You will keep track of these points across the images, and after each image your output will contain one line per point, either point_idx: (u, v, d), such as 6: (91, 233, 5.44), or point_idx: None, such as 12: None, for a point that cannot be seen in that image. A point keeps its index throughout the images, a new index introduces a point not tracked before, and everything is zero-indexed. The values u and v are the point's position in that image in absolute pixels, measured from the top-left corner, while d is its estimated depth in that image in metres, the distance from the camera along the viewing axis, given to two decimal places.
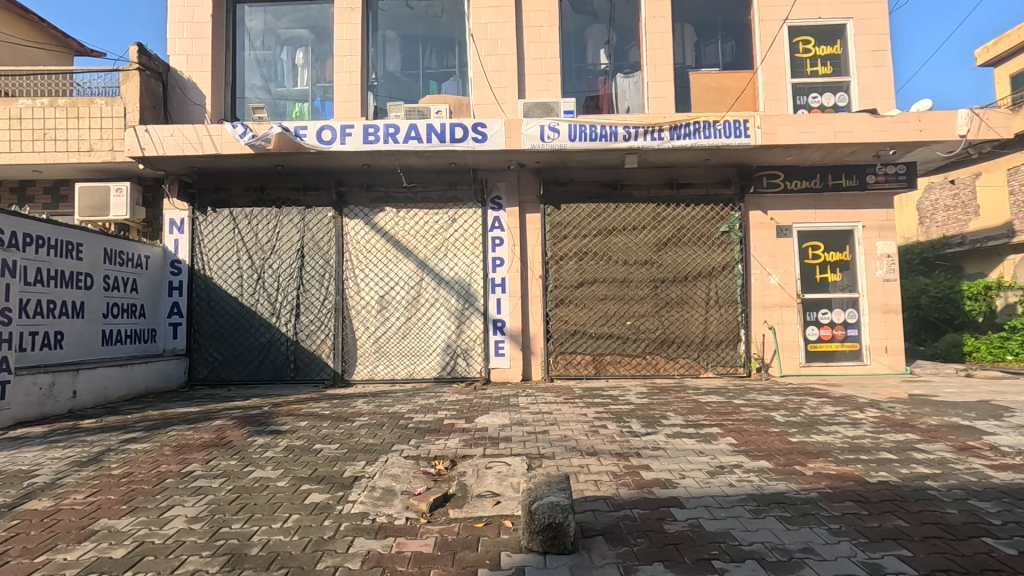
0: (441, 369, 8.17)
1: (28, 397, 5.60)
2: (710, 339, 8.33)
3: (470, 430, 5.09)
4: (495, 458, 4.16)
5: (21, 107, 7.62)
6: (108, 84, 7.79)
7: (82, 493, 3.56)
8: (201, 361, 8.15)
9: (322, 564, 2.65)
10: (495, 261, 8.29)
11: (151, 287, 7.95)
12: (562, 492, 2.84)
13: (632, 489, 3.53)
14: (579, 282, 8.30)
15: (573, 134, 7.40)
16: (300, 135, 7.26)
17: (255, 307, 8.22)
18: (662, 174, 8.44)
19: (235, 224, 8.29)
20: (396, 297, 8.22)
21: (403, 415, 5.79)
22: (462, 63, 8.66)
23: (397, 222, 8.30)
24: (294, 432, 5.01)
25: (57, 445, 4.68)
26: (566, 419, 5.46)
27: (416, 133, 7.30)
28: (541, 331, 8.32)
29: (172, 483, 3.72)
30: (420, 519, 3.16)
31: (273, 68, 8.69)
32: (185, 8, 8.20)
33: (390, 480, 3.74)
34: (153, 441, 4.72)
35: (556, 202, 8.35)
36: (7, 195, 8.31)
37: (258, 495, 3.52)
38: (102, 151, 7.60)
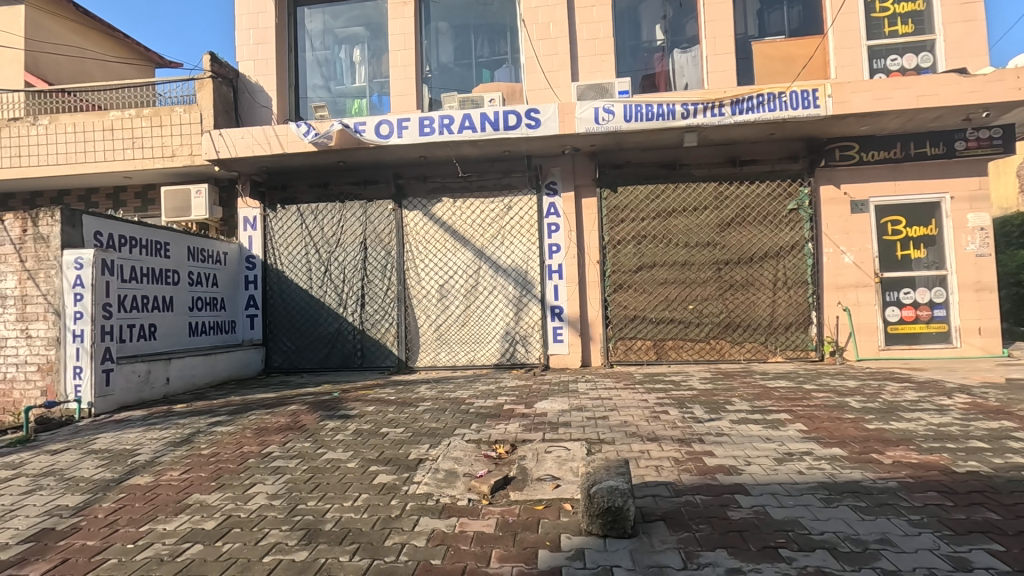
0: (500, 356, 8.28)
1: (128, 384, 6.17)
2: (778, 322, 7.98)
3: (529, 415, 5.16)
4: (555, 443, 4.19)
5: (112, 119, 8.29)
6: (186, 93, 8.31)
7: (177, 471, 3.90)
8: (277, 351, 8.68)
9: (390, 541, 2.79)
10: (552, 248, 8.27)
11: (230, 281, 8.47)
12: (621, 476, 2.84)
13: (695, 475, 3.47)
14: (637, 266, 8.16)
15: (629, 115, 7.23)
16: (359, 131, 7.51)
17: (324, 298, 8.61)
18: (723, 151, 8.11)
19: (303, 219, 8.70)
20: (456, 286, 8.38)
21: (465, 400, 5.94)
22: (514, 50, 8.62)
23: (454, 212, 8.44)
24: (362, 417, 5.26)
25: (155, 427, 5.14)
26: (626, 405, 5.42)
27: (470, 122, 7.35)
28: (599, 317, 8.26)
29: (254, 463, 4.01)
30: (482, 501, 3.25)
31: (333, 66, 8.98)
32: (251, 15, 8.64)
33: (453, 462, 3.86)
34: (236, 425, 5.09)
35: (612, 184, 8.21)
36: (104, 201, 9.11)
37: (331, 475, 3.73)
38: (183, 156, 8.16)
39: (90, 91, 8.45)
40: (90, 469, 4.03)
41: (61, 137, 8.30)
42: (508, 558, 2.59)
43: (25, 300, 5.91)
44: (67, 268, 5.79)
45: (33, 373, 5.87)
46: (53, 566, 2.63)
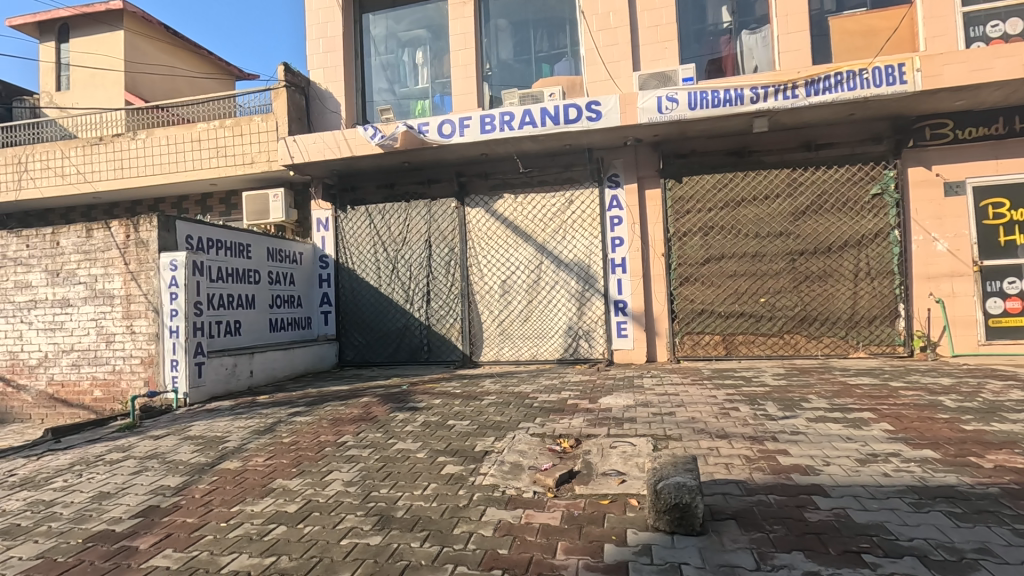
0: (563, 350, 8.27)
1: (218, 375, 6.66)
2: (860, 315, 7.50)
3: (594, 410, 5.13)
4: (620, 438, 4.15)
5: (199, 130, 8.94)
6: (263, 103, 8.81)
7: (262, 457, 4.19)
8: (349, 345, 9.09)
9: (458, 530, 2.87)
10: (614, 241, 8.17)
11: (305, 279, 8.94)
12: (688, 473, 2.78)
13: (768, 474, 3.34)
14: (705, 258, 7.90)
15: (694, 102, 7.00)
16: (423, 131, 7.70)
17: (392, 295, 8.92)
18: (797, 135, 7.67)
19: (371, 219, 9.05)
20: (518, 281, 8.44)
21: (528, 394, 6.00)
22: (574, 43, 8.55)
23: (516, 208, 8.50)
24: (430, 409, 5.43)
25: (242, 416, 5.53)
26: (694, 400, 5.29)
27: (531, 118, 7.38)
28: (665, 311, 8.06)
29: (330, 451, 4.23)
30: (547, 494, 3.28)
31: (396, 69, 9.24)
32: (320, 25, 9.08)
33: (518, 455, 3.93)
34: (314, 415, 5.39)
35: (677, 174, 7.99)
36: (193, 207, 9.86)
37: (401, 465, 3.88)
38: (261, 162, 8.68)
39: (180, 106, 9.16)
40: (187, 453, 4.40)
41: (156, 150, 9.04)
42: (574, 550, 2.61)
43: (130, 299, 6.52)
44: (164, 270, 6.34)
45: (138, 365, 6.47)
46: (160, 540, 2.90)
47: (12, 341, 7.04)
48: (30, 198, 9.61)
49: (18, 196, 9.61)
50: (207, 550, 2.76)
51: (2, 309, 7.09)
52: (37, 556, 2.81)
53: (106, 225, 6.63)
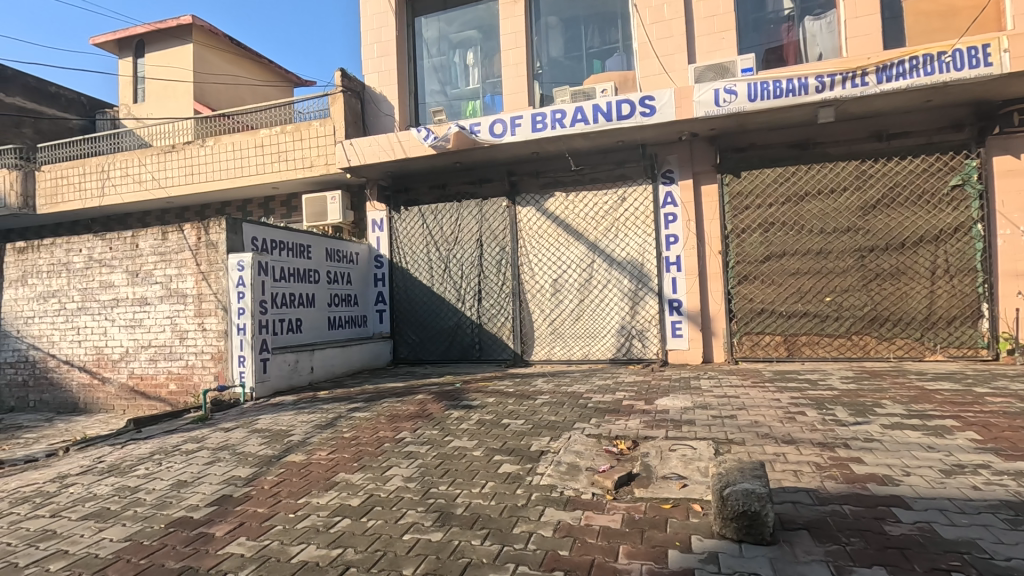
0: (616, 350, 8.15)
1: (281, 371, 6.93)
2: (938, 315, 7.03)
3: (650, 411, 5.02)
4: (680, 441, 4.05)
5: (261, 136, 9.32)
6: (321, 108, 9.11)
7: (325, 451, 4.33)
8: (403, 343, 9.28)
9: (518, 529, 2.87)
10: (669, 239, 7.98)
11: (361, 278, 9.19)
12: (757, 479, 2.68)
13: (841, 483, 3.17)
14: (765, 255, 7.59)
15: (754, 94, 6.73)
16: (474, 131, 7.76)
17: (444, 294, 9.05)
18: (866, 125, 7.27)
19: (424, 220, 9.20)
20: (570, 280, 8.38)
21: (582, 394, 5.94)
22: (626, 37, 8.40)
23: (567, 207, 8.44)
24: (484, 407, 5.46)
25: (304, 411, 5.74)
26: (756, 403, 5.10)
27: (583, 115, 7.31)
28: (722, 310, 7.81)
29: (389, 447, 4.33)
30: (606, 496, 3.23)
31: (448, 71, 9.34)
32: (375, 31, 9.32)
33: (575, 456, 3.89)
34: (372, 411, 5.53)
35: (735, 169, 7.72)
36: (256, 210, 10.30)
37: (458, 462, 3.92)
38: (319, 165, 8.97)
39: (245, 114, 9.60)
40: (256, 446, 4.60)
41: (223, 156, 9.51)
42: (637, 555, 2.56)
43: (201, 298, 6.90)
44: (232, 270, 6.66)
45: (208, 361, 6.83)
46: (234, 528, 3.05)
47: (97, 337, 7.58)
48: (112, 203, 10.32)
49: (101, 202, 10.33)
50: (278, 540, 2.87)
51: (89, 307, 7.64)
52: (126, 538, 3.00)
53: (180, 227, 7.03)
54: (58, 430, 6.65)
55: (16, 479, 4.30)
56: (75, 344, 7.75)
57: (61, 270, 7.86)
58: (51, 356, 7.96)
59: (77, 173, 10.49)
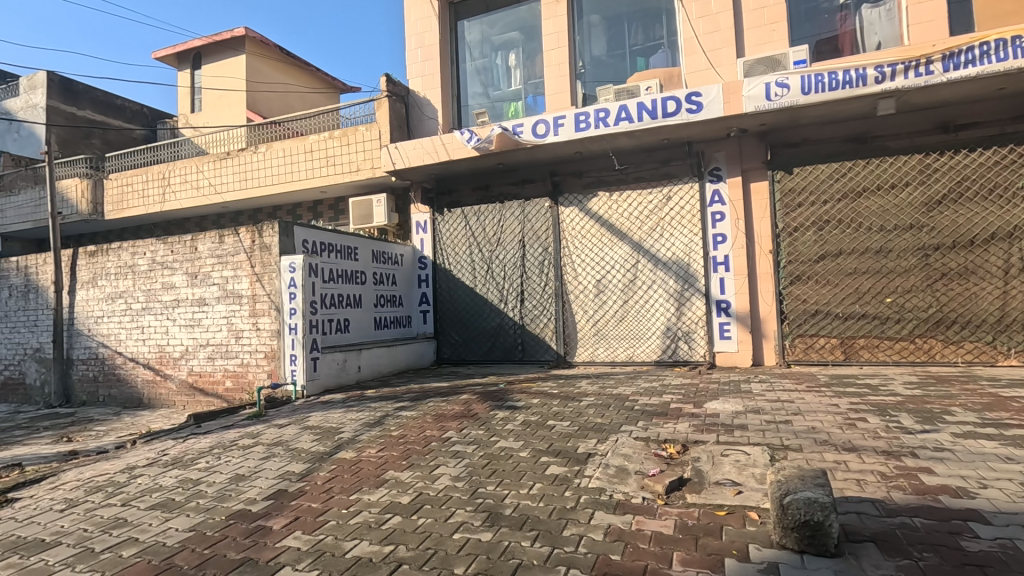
0: (661, 352, 8.00)
1: (331, 369, 7.11)
2: (1011, 317, 6.59)
3: (700, 415, 4.89)
4: (732, 446, 3.93)
5: (310, 141, 9.61)
6: (366, 113, 9.31)
7: (374, 448, 4.41)
8: (447, 344, 9.37)
9: (568, 531, 2.84)
10: (716, 238, 7.78)
11: (406, 279, 9.33)
12: (819, 488, 2.56)
13: (910, 494, 3.00)
14: (820, 254, 7.29)
15: (807, 86, 6.48)
16: (517, 132, 7.77)
17: (487, 295, 9.09)
18: (929, 116, 6.89)
19: (467, 221, 9.26)
20: (613, 280, 8.28)
21: (629, 397, 5.85)
22: (671, 33, 8.24)
23: (611, 207, 8.35)
24: (529, 408, 5.45)
25: (353, 409, 5.88)
26: (812, 409, 4.89)
27: (627, 113, 7.21)
28: (773, 312, 7.54)
29: (436, 446, 4.37)
30: (657, 500, 3.16)
31: (490, 73, 9.39)
32: (419, 36, 9.47)
33: (623, 459, 3.83)
34: (418, 410, 5.60)
35: (787, 165, 7.45)
36: (306, 213, 10.63)
37: (505, 463, 3.92)
38: (365, 169, 9.17)
39: (294, 120, 9.92)
40: (308, 442, 4.74)
41: (274, 161, 9.85)
42: (691, 562, 2.49)
43: (255, 298, 7.17)
44: (285, 272, 6.89)
45: (262, 359, 7.09)
46: (290, 522, 3.14)
47: (160, 335, 7.97)
48: (172, 209, 10.86)
49: (163, 207, 10.89)
50: (332, 535, 2.94)
51: (152, 307, 8.05)
52: (190, 528, 3.14)
53: (235, 231, 7.31)
54: (125, 424, 7.03)
55: (90, 469, 4.56)
56: (139, 342, 8.18)
57: (127, 272, 8.31)
58: (118, 354, 8.43)
59: (140, 181, 11.08)
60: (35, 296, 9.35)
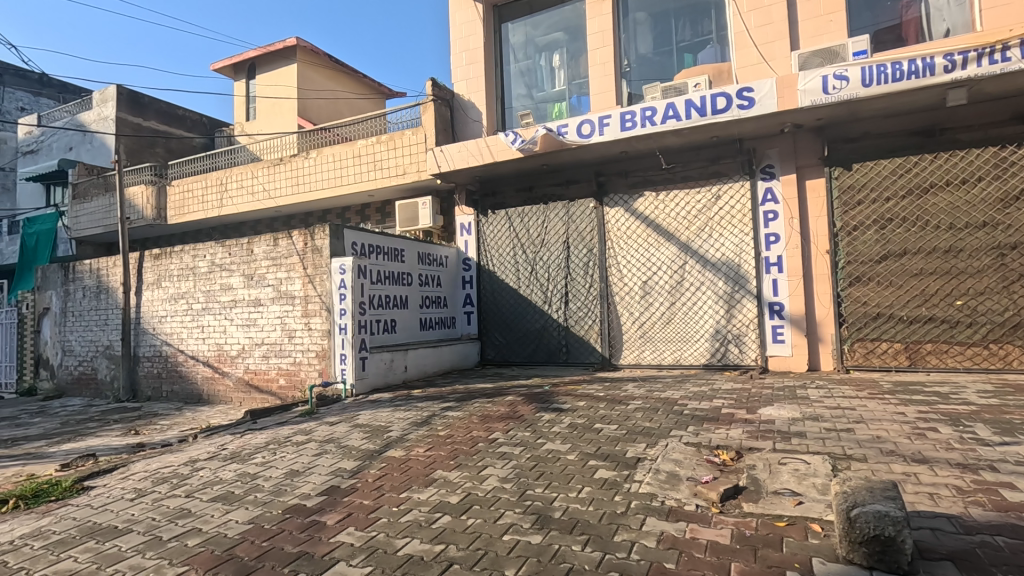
0: (710, 356, 7.79)
1: (378, 368, 7.25)
2: None
3: (753, 421, 4.72)
4: (790, 454, 3.77)
5: (358, 146, 9.85)
6: (412, 118, 9.47)
7: (422, 448, 4.46)
8: (491, 345, 9.40)
9: (619, 537, 2.79)
10: (769, 238, 7.51)
11: (450, 280, 9.42)
12: (890, 501, 2.42)
13: (991, 511, 2.79)
14: (881, 255, 6.92)
15: (869, 78, 6.18)
16: (562, 133, 7.72)
17: (531, 296, 9.07)
18: (1005, 106, 6.46)
19: (511, 222, 9.27)
20: (660, 282, 8.12)
21: (677, 401, 5.70)
22: (720, 27, 8.03)
23: (657, 207, 8.19)
24: (575, 411, 5.40)
25: (401, 408, 5.97)
26: (876, 417, 4.63)
27: (675, 111, 7.07)
28: (830, 315, 7.22)
29: (483, 447, 4.38)
30: (712, 508, 3.06)
31: (534, 74, 9.38)
32: (464, 39, 9.56)
33: (674, 464, 3.73)
34: (465, 410, 5.64)
35: (845, 161, 7.14)
36: (354, 216, 10.91)
37: (553, 465, 3.89)
38: (411, 172, 9.32)
39: (343, 126, 10.19)
40: (358, 440, 4.84)
41: (324, 166, 10.14)
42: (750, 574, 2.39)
43: (308, 299, 7.40)
44: (335, 273, 7.07)
45: (314, 358, 7.30)
46: (343, 517, 3.21)
47: (218, 334, 8.33)
48: (229, 213, 11.34)
49: (220, 212, 11.39)
50: (384, 532, 2.98)
51: (211, 307, 8.42)
52: (249, 521, 3.25)
53: (289, 234, 7.57)
54: (187, 418, 7.38)
55: (156, 461, 4.80)
56: (199, 340, 8.57)
57: (188, 274, 8.73)
58: (179, 352, 8.85)
59: (200, 187, 11.63)
60: (105, 297, 9.95)
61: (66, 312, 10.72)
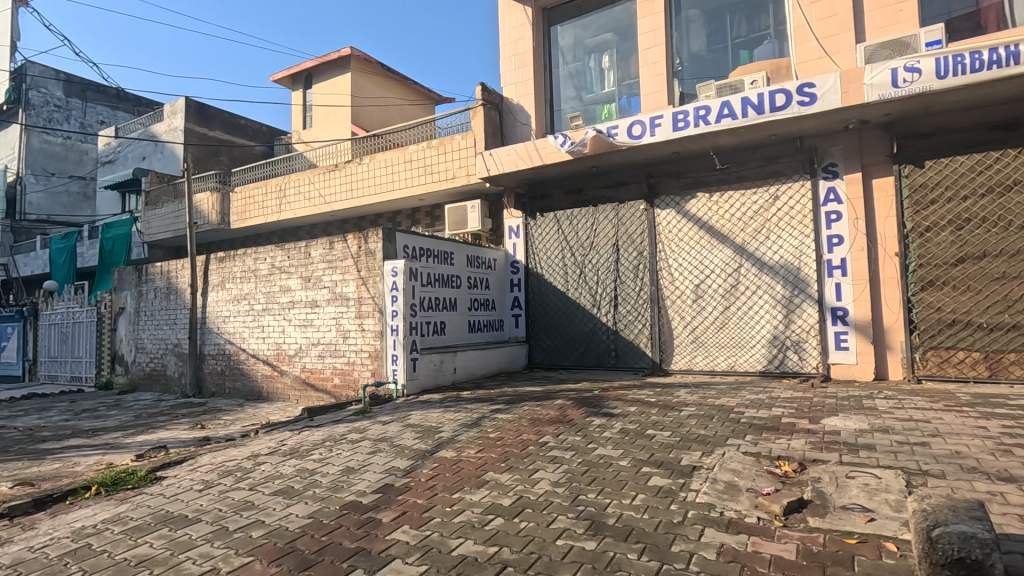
0: (767, 362, 7.49)
1: (428, 369, 7.36)
2: None
3: (817, 432, 4.50)
4: (858, 468, 3.57)
5: (408, 151, 10.05)
6: (462, 122, 9.57)
7: (473, 449, 4.50)
8: (539, 348, 9.37)
9: (677, 547, 2.71)
10: (831, 240, 7.17)
11: (499, 283, 9.45)
12: (978, 522, 2.25)
13: None
14: (958, 257, 6.49)
15: (943, 69, 5.82)
16: (612, 134, 7.62)
17: (579, 300, 9.00)
18: None
19: (559, 225, 9.22)
20: (713, 286, 7.89)
21: (733, 409, 5.50)
22: (778, 22, 7.75)
23: (710, 208, 7.97)
24: (626, 416, 5.31)
25: (451, 409, 6.04)
26: (954, 431, 4.32)
27: (730, 110, 6.86)
28: (900, 321, 6.80)
29: (534, 450, 4.37)
30: (775, 522, 2.93)
31: (584, 76, 9.31)
32: (513, 44, 9.62)
33: (732, 474, 3.60)
34: (514, 413, 5.64)
35: (916, 158, 6.73)
36: (405, 220, 11.14)
37: (605, 470, 3.83)
38: (461, 176, 9.43)
39: (395, 132, 10.43)
40: (410, 439, 4.93)
41: (376, 172, 10.41)
42: None
43: (361, 300, 7.60)
44: (387, 276, 7.24)
45: (367, 358, 7.49)
46: (398, 516, 3.26)
47: (277, 334, 8.67)
48: (287, 218, 11.81)
49: (279, 216, 11.88)
50: (438, 532, 3.01)
51: (271, 308, 8.77)
52: (309, 515, 3.35)
53: (344, 237, 7.81)
54: (248, 414, 7.70)
55: (222, 454, 5.04)
56: (260, 340, 8.95)
57: (250, 276, 9.14)
58: (241, 350, 9.27)
59: (261, 193, 12.16)
60: (174, 297, 10.54)
61: (138, 312, 11.41)
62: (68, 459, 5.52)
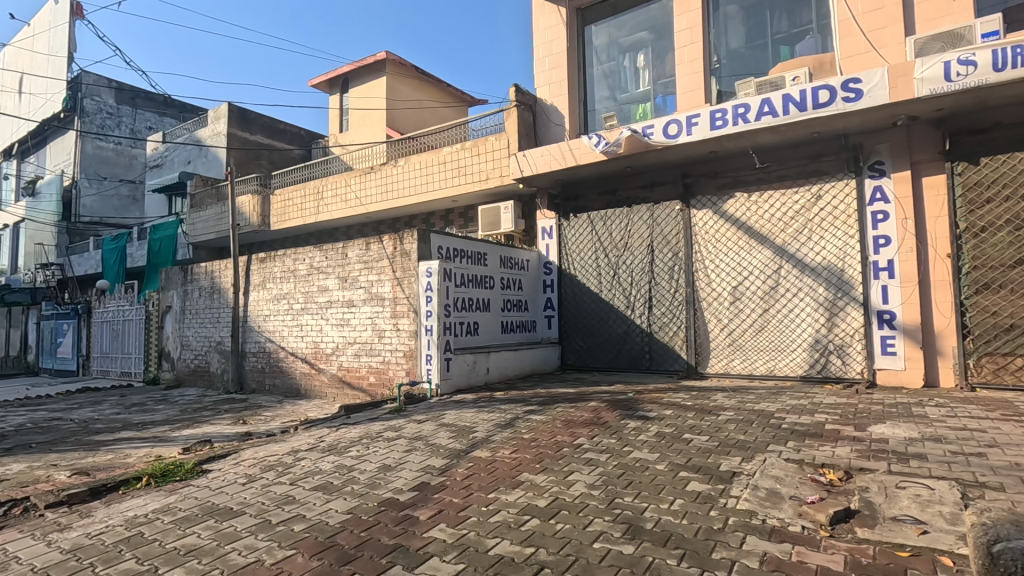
0: (809, 367, 7.27)
1: (462, 369, 7.41)
2: None
3: (863, 440, 4.33)
4: (909, 478, 3.42)
5: (442, 153, 10.15)
6: (495, 123, 9.60)
7: (508, 449, 4.51)
8: (571, 350, 9.32)
9: (718, 554, 2.65)
10: (878, 241, 6.91)
11: (532, 284, 9.44)
12: None
13: None
14: (1016, 259, 6.16)
15: (1000, 62, 5.55)
16: (648, 134, 7.53)
17: (613, 302, 8.91)
18: None
19: (593, 226, 9.15)
20: (752, 288, 7.71)
21: (774, 414, 5.36)
22: (822, 16, 7.52)
23: (749, 208, 7.78)
24: (662, 419, 5.23)
25: (485, 409, 6.06)
26: (1014, 442, 4.10)
27: (771, 107, 6.69)
28: (952, 325, 6.50)
29: (569, 452, 4.34)
30: (820, 531, 2.83)
31: (618, 76, 9.23)
32: (547, 44, 9.65)
33: (774, 481, 3.51)
34: (548, 415, 5.62)
35: (970, 155, 6.43)
36: (438, 221, 11.25)
37: (642, 474, 3.78)
38: (494, 177, 9.45)
39: (430, 135, 10.54)
40: (445, 438, 4.97)
41: (411, 173, 10.54)
42: None
43: (397, 300, 7.73)
44: (422, 276, 7.30)
45: (402, 357, 7.60)
46: (434, 514, 3.29)
47: (315, 333, 8.87)
48: (324, 219, 12.08)
49: (317, 218, 12.16)
50: (475, 531, 3.03)
51: (309, 308, 8.99)
52: (348, 511, 3.41)
53: (380, 238, 7.94)
54: (287, 411, 7.91)
55: (263, 449, 5.18)
56: (298, 338, 9.18)
57: (290, 276, 9.38)
58: (281, 348, 9.52)
59: (299, 195, 12.47)
60: (217, 296, 10.90)
61: (184, 310, 11.84)
62: (120, 451, 5.77)
